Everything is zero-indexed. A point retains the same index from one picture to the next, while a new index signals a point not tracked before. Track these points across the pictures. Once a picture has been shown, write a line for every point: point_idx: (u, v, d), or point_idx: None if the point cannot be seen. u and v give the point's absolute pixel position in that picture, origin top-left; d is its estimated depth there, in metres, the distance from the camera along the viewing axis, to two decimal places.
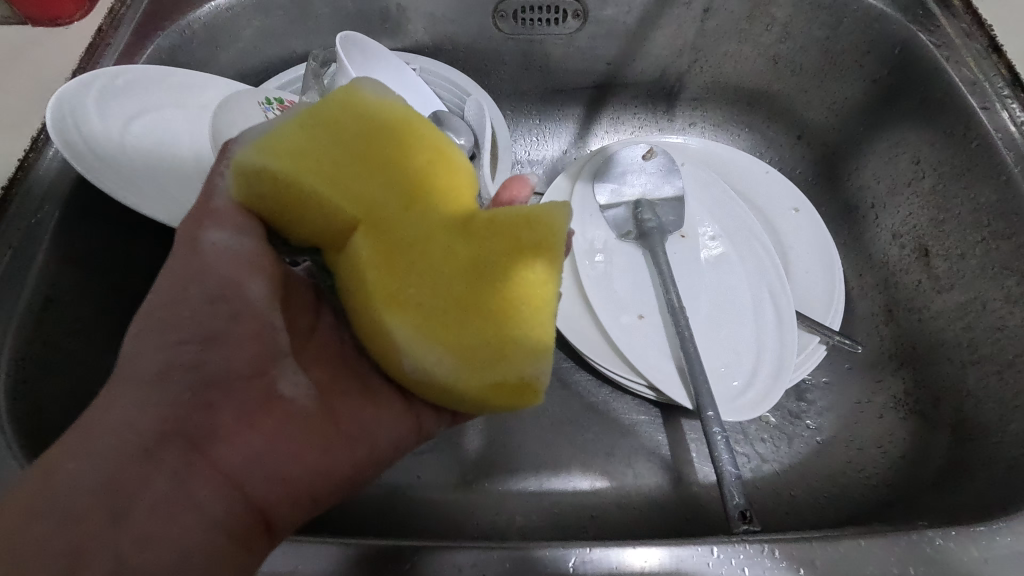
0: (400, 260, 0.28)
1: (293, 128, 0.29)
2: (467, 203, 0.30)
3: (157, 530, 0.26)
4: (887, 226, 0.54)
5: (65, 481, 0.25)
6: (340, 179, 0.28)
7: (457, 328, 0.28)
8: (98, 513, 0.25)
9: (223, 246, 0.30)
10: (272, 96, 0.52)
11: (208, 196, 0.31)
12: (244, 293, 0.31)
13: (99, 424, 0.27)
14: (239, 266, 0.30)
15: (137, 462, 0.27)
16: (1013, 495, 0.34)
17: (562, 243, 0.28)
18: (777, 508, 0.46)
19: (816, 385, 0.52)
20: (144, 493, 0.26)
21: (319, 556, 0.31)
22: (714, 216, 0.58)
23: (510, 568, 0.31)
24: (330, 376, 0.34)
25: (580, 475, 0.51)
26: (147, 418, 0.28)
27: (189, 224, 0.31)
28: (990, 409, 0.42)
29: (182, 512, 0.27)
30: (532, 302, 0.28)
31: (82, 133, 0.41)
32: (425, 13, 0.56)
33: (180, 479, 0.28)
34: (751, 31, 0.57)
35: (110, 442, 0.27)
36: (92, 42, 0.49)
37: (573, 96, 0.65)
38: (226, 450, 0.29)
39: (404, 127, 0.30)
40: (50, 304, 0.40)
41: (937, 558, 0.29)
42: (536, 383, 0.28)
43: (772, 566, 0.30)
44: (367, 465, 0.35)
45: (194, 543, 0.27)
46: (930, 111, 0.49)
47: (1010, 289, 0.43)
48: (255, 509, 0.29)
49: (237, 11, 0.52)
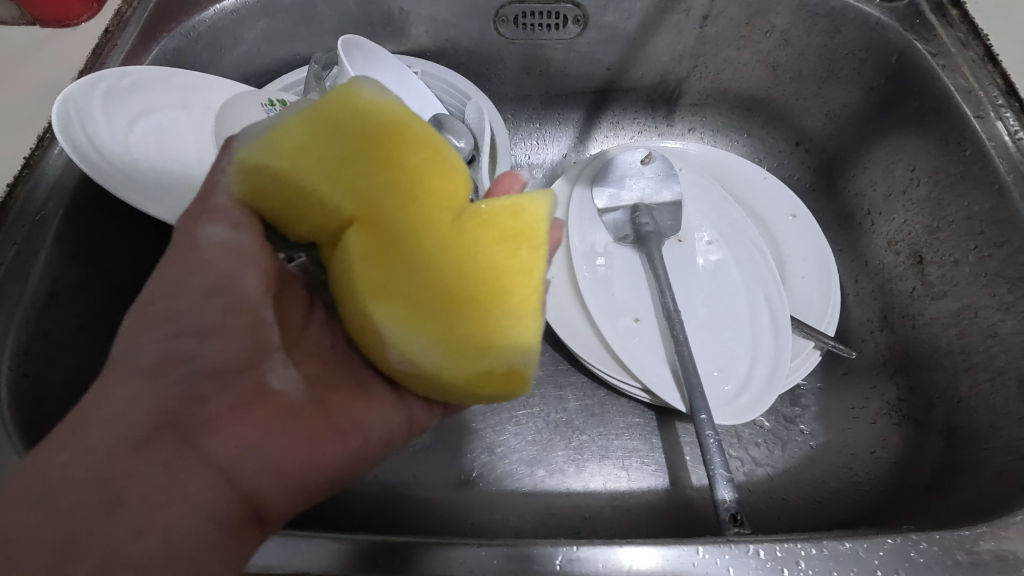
0: (393, 253, 0.28)
1: (294, 123, 0.30)
2: (461, 197, 0.30)
3: (149, 522, 0.26)
4: (882, 233, 0.54)
5: (58, 474, 0.26)
6: (338, 175, 0.29)
7: (444, 321, 0.29)
8: (89, 506, 0.25)
9: (219, 241, 0.31)
10: (275, 97, 0.53)
11: (208, 191, 0.32)
12: (239, 286, 0.31)
13: (91, 417, 0.28)
14: (236, 260, 0.31)
15: (128, 454, 0.27)
16: (1001, 500, 0.34)
17: (545, 232, 0.29)
18: (769, 511, 0.46)
19: (810, 391, 0.52)
20: (135, 485, 0.26)
21: (311, 550, 0.31)
22: (711, 221, 0.58)
23: (497, 565, 0.31)
24: (322, 370, 0.35)
25: (574, 476, 0.51)
26: (140, 410, 0.28)
27: (186, 219, 0.32)
28: (981, 416, 0.42)
29: (174, 504, 0.27)
30: (521, 293, 0.29)
31: (87, 132, 0.42)
32: (427, 17, 0.57)
33: (172, 471, 0.28)
34: (750, 38, 0.57)
35: (103, 434, 0.27)
36: (99, 43, 0.49)
37: (573, 101, 0.66)
38: (218, 442, 0.29)
39: (403, 123, 0.30)
40: (52, 299, 0.40)
41: (922, 561, 0.29)
42: (523, 372, 0.30)
43: (758, 566, 0.30)
44: (359, 457, 0.35)
45: (187, 534, 0.27)
46: (925, 119, 0.49)
47: (1002, 297, 0.43)
48: (248, 501, 0.29)
49: (242, 14, 0.53)
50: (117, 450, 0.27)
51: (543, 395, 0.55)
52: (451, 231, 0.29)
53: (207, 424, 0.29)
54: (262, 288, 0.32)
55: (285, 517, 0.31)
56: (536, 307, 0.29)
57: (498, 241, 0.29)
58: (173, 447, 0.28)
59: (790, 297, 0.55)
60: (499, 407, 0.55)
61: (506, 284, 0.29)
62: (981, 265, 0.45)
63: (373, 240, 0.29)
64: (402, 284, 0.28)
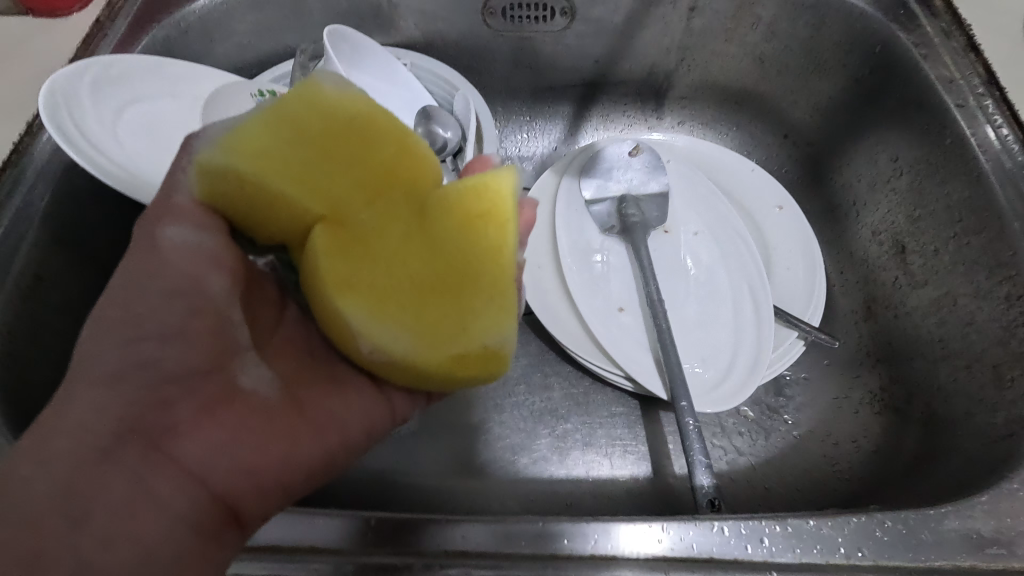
0: (358, 250, 0.29)
1: (255, 126, 0.30)
2: (426, 191, 0.31)
3: (118, 529, 0.27)
4: (867, 224, 0.54)
5: (21, 489, 0.26)
6: (300, 174, 0.29)
7: (416, 310, 0.29)
8: (55, 517, 0.26)
9: (182, 242, 0.31)
10: (266, 87, 0.53)
11: (169, 194, 0.32)
12: (202, 288, 0.32)
13: (55, 429, 0.28)
14: (198, 261, 0.32)
15: (93, 465, 0.28)
16: (971, 484, 0.34)
17: (511, 206, 0.30)
18: (748, 499, 0.46)
19: (795, 381, 0.52)
20: (101, 495, 0.27)
21: (280, 525, 0.32)
22: (697, 212, 0.58)
23: (464, 540, 0.32)
24: (295, 368, 0.35)
25: (556, 464, 0.52)
26: (102, 419, 0.29)
27: (148, 224, 0.33)
28: (958, 403, 0.42)
29: (143, 511, 0.28)
30: (492, 272, 0.29)
31: (73, 117, 0.43)
32: (415, 9, 0.57)
33: (138, 478, 0.28)
34: (737, 30, 0.57)
35: (66, 445, 0.28)
36: (89, 32, 0.50)
37: (563, 94, 0.66)
38: (185, 446, 0.30)
39: (364, 120, 0.31)
40: (38, 282, 0.41)
41: (886, 540, 0.30)
42: (500, 353, 0.29)
43: (722, 542, 0.30)
44: (340, 451, 0.35)
45: (158, 538, 0.27)
46: (908, 109, 0.49)
47: (979, 284, 0.43)
48: (221, 501, 0.30)
49: (231, 6, 0.54)
50: (81, 462, 0.28)
51: (528, 384, 0.56)
52: (417, 224, 0.30)
53: (173, 429, 0.30)
54: (226, 288, 0.33)
55: (265, 517, 0.32)
56: (508, 285, 0.29)
57: (463, 225, 0.29)
58: (139, 456, 0.29)
59: (775, 289, 0.54)
60: (483, 396, 0.55)
61: (475, 266, 0.29)
62: (960, 254, 0.45)
63: (339, 238, 0.29)
64: (371, 280, 0.29)
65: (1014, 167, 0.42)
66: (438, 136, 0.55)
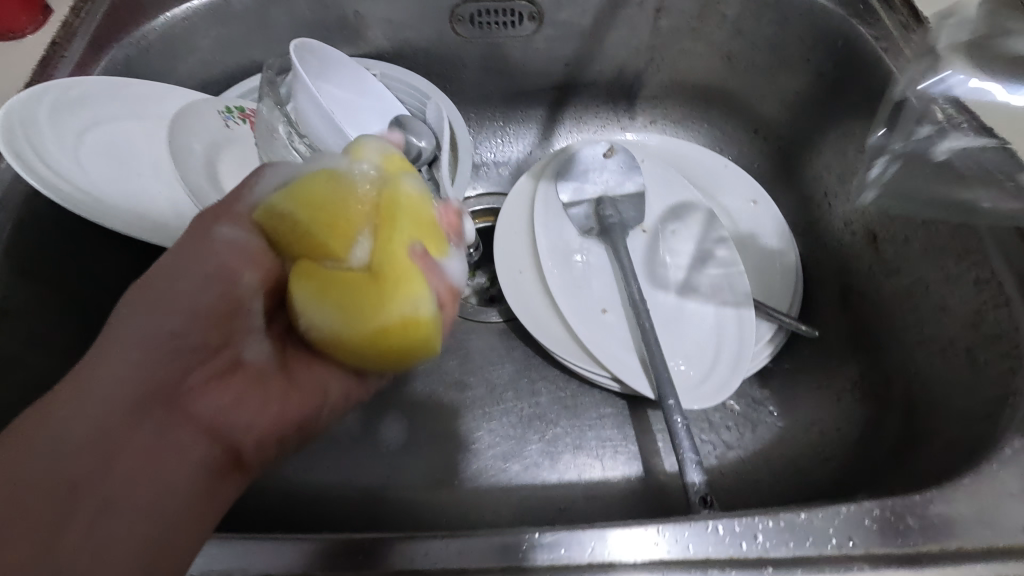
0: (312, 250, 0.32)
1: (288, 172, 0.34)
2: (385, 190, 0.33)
3: (142, 473, 0.28)
4: (839, 214, 0.55)
5: (51, 435, 0.27)
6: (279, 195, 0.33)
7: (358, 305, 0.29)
8: (84, 455, 0.27)
9: (232, 240, 0.33)
10: (233, 104, 0.53)
11: (234, 200, 0.34)
12: (236, 279, 0.33)
13: (83, 380, 0.29)
14: (241, 256, 0.33)
15: (120, 416, 0.29)
16: (953, 467, 0.35)
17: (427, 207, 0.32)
18: (738, 493, 0.47)
19: (777, 371, 0.53)
20: (128, 441, 0.28)
21: (268, 554, 0.31)
22: (673, 211, 0.59)
23: (461, 557, 0.31)
24: None
25: (548, 469, 0.52)
26: (132, 376, 0.30)
27: (201, 220, 0.35)
28: (936, 386, 0.43)
29: (165, 457, 0.29)
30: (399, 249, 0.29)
31: (33, 144, 0.41)
32: (383, 19, 0.57)
33: (161, 431, 0.30)
34: (703, 29, 0.58)
35: (95, 396, 0.29)
36: (45, 54, 0.48)
37: (535, 98, 0.66)
38: (200, 401, 0.31)
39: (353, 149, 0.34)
40: (3, 315, 0.39)
41: (876, 528, 0.30)
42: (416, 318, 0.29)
43: (716, 541, 0.30)
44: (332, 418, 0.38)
45: (181, 481, 0.29)
46: (873, 102, 0.51)
47: (949, 269, 0.44)
48: (229, 450, 0.31)
49: (194, 22, 0.53)
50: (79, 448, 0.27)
51: (515, 391, 0.56)
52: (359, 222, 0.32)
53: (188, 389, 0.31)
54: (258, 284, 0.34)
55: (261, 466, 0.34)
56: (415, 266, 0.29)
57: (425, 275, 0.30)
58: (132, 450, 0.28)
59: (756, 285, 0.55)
60: (470, 405, 0.55)
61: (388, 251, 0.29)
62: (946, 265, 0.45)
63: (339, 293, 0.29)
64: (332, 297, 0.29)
65: (975, 155, 0.44)
66: (411, 146, 0.53)
